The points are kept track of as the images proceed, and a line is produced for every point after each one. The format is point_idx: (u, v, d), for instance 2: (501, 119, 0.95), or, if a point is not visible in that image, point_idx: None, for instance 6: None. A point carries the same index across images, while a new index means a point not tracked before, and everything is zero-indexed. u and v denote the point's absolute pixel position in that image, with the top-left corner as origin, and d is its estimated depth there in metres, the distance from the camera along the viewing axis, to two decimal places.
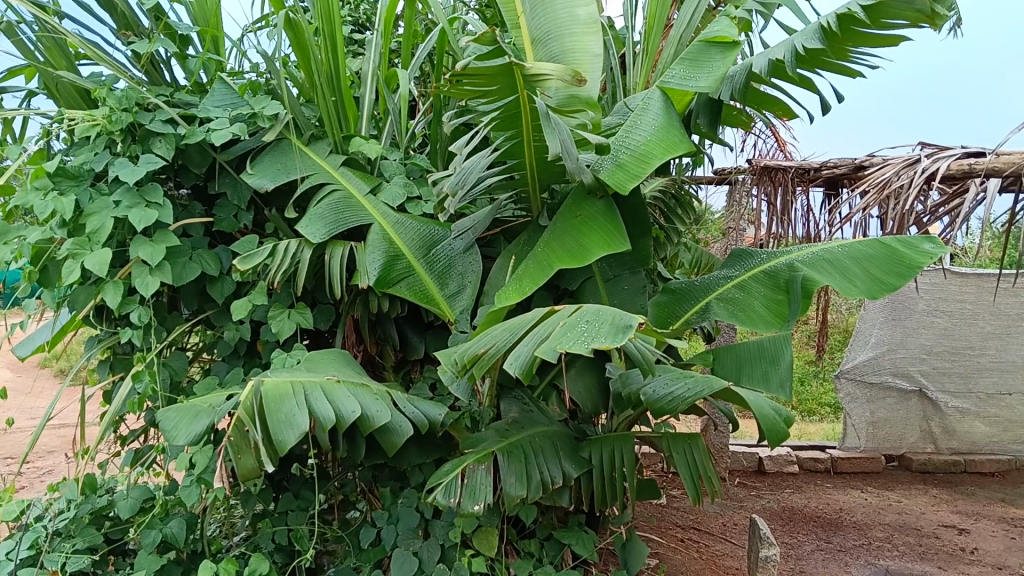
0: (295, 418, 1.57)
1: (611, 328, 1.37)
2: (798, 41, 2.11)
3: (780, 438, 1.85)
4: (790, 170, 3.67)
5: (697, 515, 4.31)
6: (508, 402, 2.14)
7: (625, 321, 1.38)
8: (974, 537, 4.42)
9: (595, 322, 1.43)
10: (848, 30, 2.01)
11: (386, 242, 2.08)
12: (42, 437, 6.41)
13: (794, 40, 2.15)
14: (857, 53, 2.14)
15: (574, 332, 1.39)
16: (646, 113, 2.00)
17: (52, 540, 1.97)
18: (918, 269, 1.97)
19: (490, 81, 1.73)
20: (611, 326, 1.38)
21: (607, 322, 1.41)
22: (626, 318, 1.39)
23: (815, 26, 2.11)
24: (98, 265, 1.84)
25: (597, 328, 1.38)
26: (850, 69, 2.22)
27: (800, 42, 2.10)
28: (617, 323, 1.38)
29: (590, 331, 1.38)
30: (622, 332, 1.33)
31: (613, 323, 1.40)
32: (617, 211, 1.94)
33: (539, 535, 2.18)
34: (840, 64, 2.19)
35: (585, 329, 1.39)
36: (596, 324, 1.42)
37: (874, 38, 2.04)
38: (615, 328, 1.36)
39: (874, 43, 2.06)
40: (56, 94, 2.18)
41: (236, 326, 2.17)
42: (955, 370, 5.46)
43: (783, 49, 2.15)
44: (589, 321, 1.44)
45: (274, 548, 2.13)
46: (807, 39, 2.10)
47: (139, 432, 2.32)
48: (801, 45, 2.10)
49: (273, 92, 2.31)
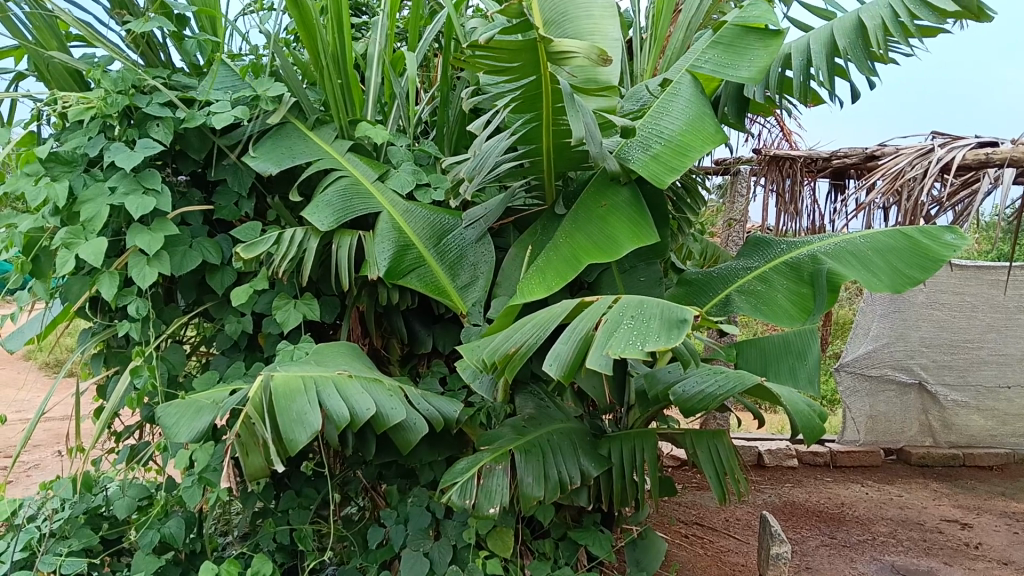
0: (307, 416, 1.49)
1: (663, 324, 1.34)
2: (839, 41, 2.18)
3: (818, 434, 1.79)
4: (798, 160, 3.60)
5: (699, 510, 4.27)
6: (523, 397, 2.06)
7: (677, 316, 1.35)
8: (977, 531, 4.42)
9: (641, 317, 1.39)
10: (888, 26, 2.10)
11: (395, 231, 2.00)
12: (31, 432, 6.31)
13: (833, 37, 2.19)
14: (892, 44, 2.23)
15: (622, 330, 1.35)
16: (675, 99, 1.97)
17: (46, 541, 1.90)
18: (942, 260, 1.90)
19: (513, 58, 1.65)
20: (663, 322, 1.34)
21: (656, 317, 1.37)
22: (678, 313, 1.36)
23: (854, 23, 2.17)
24: (95, 254, 1.75)
25: (647, 327, 1.34)
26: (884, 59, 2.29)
27: (842, 40, 2.17)
28: (669, 319, 1.35)
29: (640, 329, 1.34)
30: (677, 328, 1.30)
31: (663, 318, 1.36)
32: (643, 201, 1.87)
33: (553, 535, 2.12)
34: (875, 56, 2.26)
35: (634, 327, 1.35)
36: (644, 320, 1.38)
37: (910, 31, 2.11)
38: (668, 324, 1.33)
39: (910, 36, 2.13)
40: (46, 76, 2.06)
41: (237, 318, 2.08)
42: (955, 363, 5.46)
43: (822, 47, 2.20)
44: (635, 317, 1.40)
45: (275, 547, 2.06)
46: (849, 37, 2.16)
47: (133, 428, 2.23)
48: (845, 44, 2.16)
49: (275, 74, 2.20)
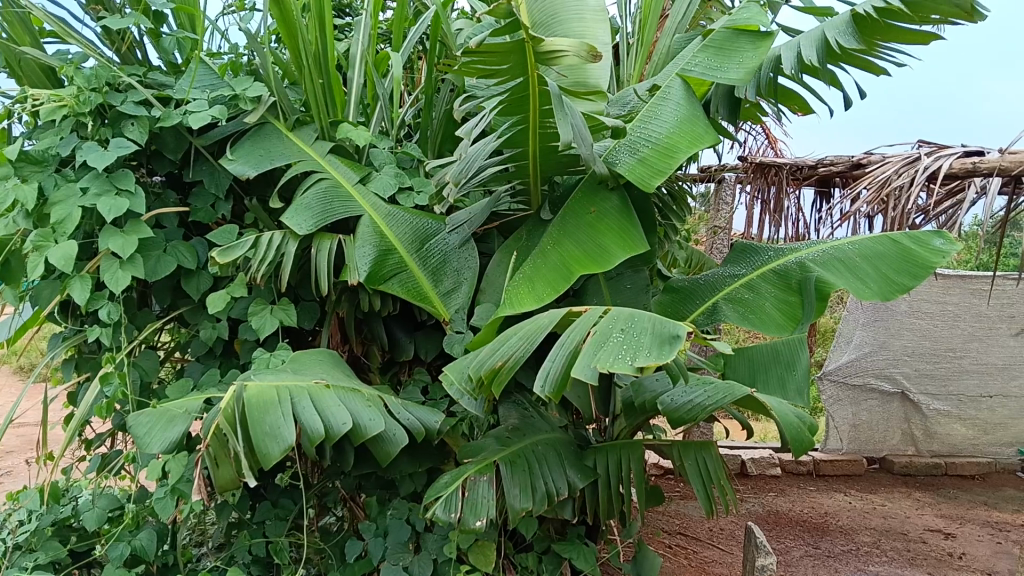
0: (281, 430, 1.44)
1: (655, 340, 1.30)
2: (828, 34, 2.16)
3: (806, 447, 1.78)
4: (784, 168, 3.61)
5: (683, 519, 4.25)
6: (506, 407, 2.01)
7: (670, 332, 1.31)
8: (960, 541, 4.43)
9: (632, 331, 1.36)
10: (879, 24, 2.05)
11: (377, 235, 1.96)
12: (2, 438, 6.15)
13: (822, 32, 2.18)
14: (884, 48, 2.18)
15: (611, 343, 1.31)
16: (664, 103, 1.95)
17: (11, 554, 1.82)
18: (930, 269, 1.89)
19: (502, 60, 1.61)
20: (655, 338, 1.31)
21: (648, 332, 1.34)
22: (671, 328, 1.32)
23: (846, 20, 2.16)
24: (64, 258, 1.68)
25: (639, 342, 1.30)
26: (875, 65, 2.25)
27: (832, 36, 2.13)
28: (661, 334, 1.31)
29: (631, 343, 1.31)
30: (669, 345, 1.26)
31: (654, 334, 1.33)
32: (632, 208, 1.85)
33: (537, 548, 2.07)
34: (865, 58, 2.22)
35: (624, 341, 1.32)
36: (635, 334, 1.34)
37: (904, 33, 2.07)
38: (661, 340, 1.29)
39: (904, 37, 2.09)
40: (18, 73, 1.97)
41: (211, 324, 2.01)
42: (937, 372, 5.49)
43: (813, 41, 2.18)
44: (625, 331, 1.36)
45: (250, 560, 1.99)
46: (840, 35, 2.13)
47: (105, 436, 2.13)
48: (834, 41, 2.12)
49: (256, 73, 2.15)
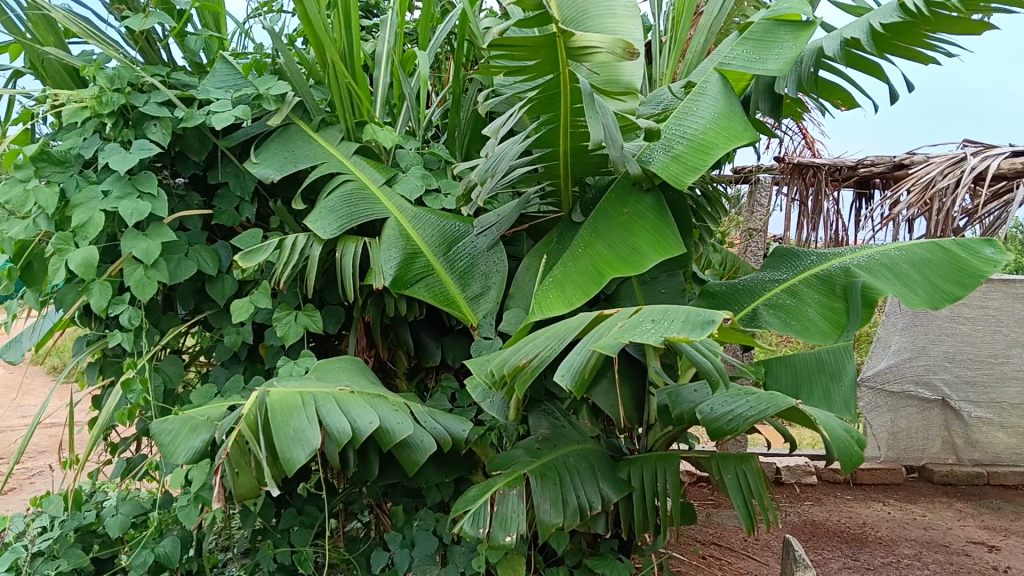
0: (304, 434, 1.39)
1: (685, 325, 1.22)
2: (874, 20, 2.03)
3: (856, 462, 1.69)
4: (823, 169, 3.63)
5: (716, 529, 4.13)
6: (536, 416, 1.94)
7: (703, 317, 1.22)
8: (1006, 554, 4.22)
9: (663, 321, 1.28)
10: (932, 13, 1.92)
11: (403, 237, 1.90)
12: (35, 438, 6.26)
13: (868, 20, 2.06)
14: (934, 39, 2.05)
15: (639, 329, 1.24)
16: (702, 98, 1.86)
17: (33, 561, 1.76)
18: (982, 277, 1.77)
19: (531, 55, 1.56)
20: (686, 322, 1.22)
21: (679, 319, 1.26)
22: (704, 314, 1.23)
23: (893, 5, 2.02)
24: (85, 264, 1.67)
25: (667, 326, 1.23)
26: (924, 55, 2.12)
27: (877, 20, 2.01)
28: (694, 320, 1.22)
29: (659, 329, 1.23)
30: (700, 328, 1.18)
31: (687, 320, 1.24)
32: (667, 208, 1.77)
33: (568, 562, 1.99)
34: (913, 48, 2.09)
35: (652, 327, 1.23)
36: (665, 322, 1.26)
37: (956, 22, 1.93)
38: (690, 324, 1.21)
39: (954, 27, 1.96)
40: (43, 73, 1.96)
41: (236, 328, 1.97)
42: (979, 378, 5.26)
43: (858, 28, 2.07)
44: (655, 320, 1.28)
45: (275, 569, 1.95)
46: (886, 17, 2.00)
47: (130, 439, 2.09)
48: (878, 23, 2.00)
49: (280, 73, 2.11)
